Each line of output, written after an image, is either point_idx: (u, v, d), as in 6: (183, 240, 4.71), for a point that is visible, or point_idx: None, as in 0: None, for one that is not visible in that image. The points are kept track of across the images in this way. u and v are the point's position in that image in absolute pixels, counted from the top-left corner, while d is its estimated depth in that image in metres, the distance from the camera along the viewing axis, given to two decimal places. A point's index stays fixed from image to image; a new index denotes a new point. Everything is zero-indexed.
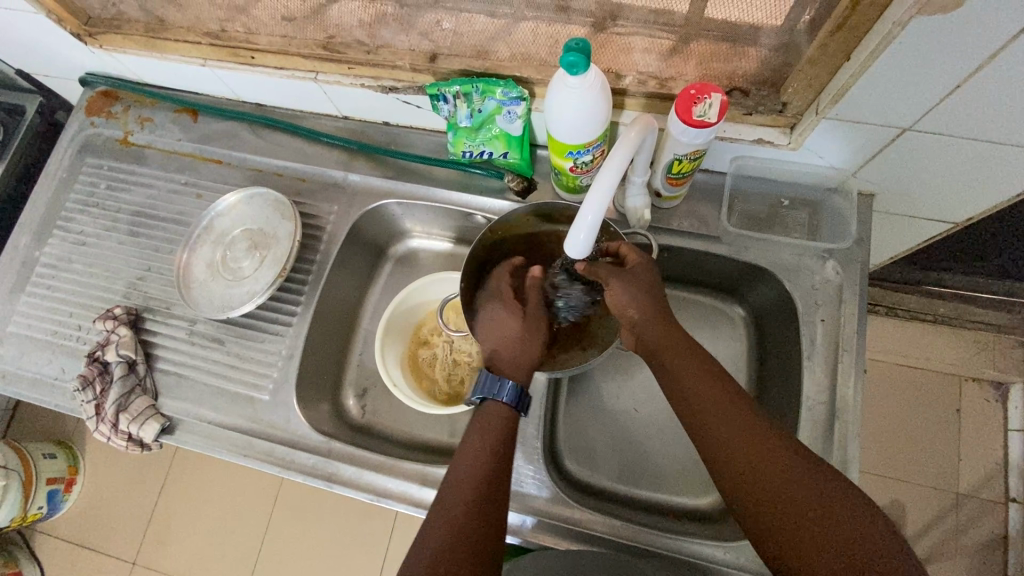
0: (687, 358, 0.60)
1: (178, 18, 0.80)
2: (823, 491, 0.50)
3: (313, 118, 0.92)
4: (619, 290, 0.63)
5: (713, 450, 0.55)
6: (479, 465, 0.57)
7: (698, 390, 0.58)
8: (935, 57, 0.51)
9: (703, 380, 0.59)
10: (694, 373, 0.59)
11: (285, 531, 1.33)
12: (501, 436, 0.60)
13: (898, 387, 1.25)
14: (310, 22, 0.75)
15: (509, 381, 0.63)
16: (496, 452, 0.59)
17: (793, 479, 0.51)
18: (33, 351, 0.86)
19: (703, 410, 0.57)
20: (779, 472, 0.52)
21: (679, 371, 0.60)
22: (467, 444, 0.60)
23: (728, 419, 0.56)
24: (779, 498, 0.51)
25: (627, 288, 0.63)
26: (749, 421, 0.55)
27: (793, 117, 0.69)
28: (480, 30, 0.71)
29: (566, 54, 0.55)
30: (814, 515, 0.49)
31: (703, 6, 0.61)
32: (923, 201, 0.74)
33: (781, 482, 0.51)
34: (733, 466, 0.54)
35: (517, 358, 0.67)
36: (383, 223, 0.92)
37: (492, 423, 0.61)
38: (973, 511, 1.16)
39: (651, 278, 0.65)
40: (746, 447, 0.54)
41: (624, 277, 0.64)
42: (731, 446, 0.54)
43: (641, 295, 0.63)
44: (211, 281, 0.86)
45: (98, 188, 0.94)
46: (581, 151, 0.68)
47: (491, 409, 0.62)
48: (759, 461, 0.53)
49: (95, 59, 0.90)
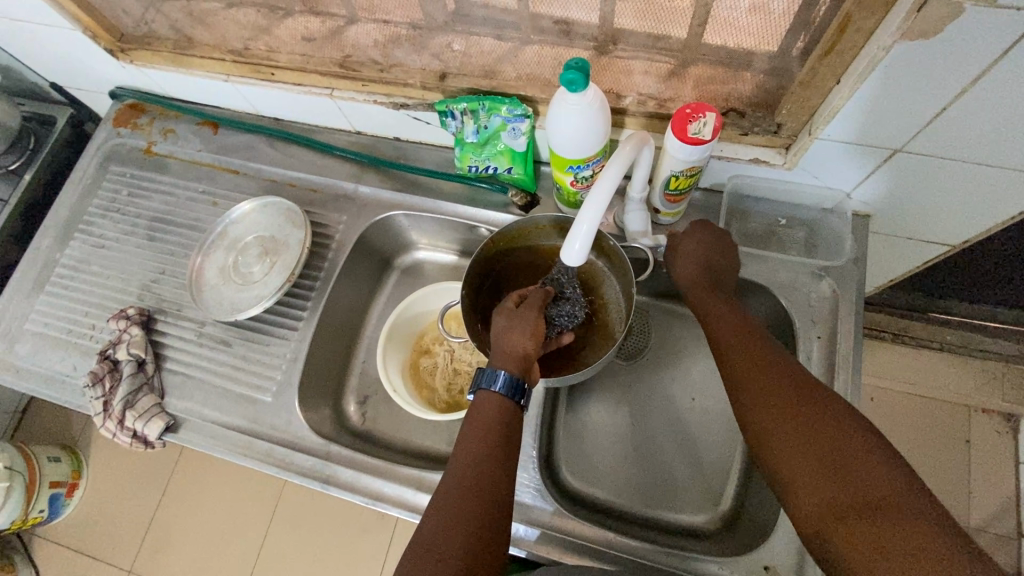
0: (727, 318, 0.64)
1: (206, 36, 0.85)
2: (859, 449, 0.49)
3: (328, 133, 0.96)
4: (679, 268, 0.72)
5: (750, 405, 0.57)
6: (484, 441, 0.59)
7: (735, 351, 0.61)
8: (919, 82, 0.54)
9: (735, 335, 0.62)
10: (737, 335, 0.62)
11: (282, 544, 1.33)
12: (499, 423, 0.61)
13: (905, 416, 1.23)
14: (329, 42, 0.80)
15: (500, 371, 0.63)
16: (492, 447, 0.58)
17: (826, 438, 0.50)
18: (47, 348, 0.89)
19: (739, 366, 0.59)
20: (797, 415, 0.53)
21: (724, 331, 0.63)
22: (464, 434, 0.60)
23: (760, 373, 0.57)
24: (813, 454, 0.50)
25: (701, 252, 0.72)
26: (776, 371, 0.57)
27: (787, 138, 0.70)
28: (488, 52, 0.75)
29: (566, 72, 0.58)
30: (832, 458, 0.49)
31: (700, 32, 0.65)
32: (920, 222, 0.75)
33: (816, 437, 0.51)
34: (765, 420, 0.55)
35: (510, 346, 0.66)
36: (391, 234, 0.95)
37: (490, 412, 0.61)
38: (984, 546, 1.13)
39: (707, 245, 0.72)
40: (776, 398, 0.55)
41: (677, 249, 0.74)
42: (766, 401, 0.55)
43: (688, 263, 0.72)
44: (223, 285, 0.88)
45: (120, 195, 0.98)
46: (581, 166, 0.70)
47: (483, 400, 0.62)
48: (785, 414, 0.53)
49: (127, 74, 0.95)
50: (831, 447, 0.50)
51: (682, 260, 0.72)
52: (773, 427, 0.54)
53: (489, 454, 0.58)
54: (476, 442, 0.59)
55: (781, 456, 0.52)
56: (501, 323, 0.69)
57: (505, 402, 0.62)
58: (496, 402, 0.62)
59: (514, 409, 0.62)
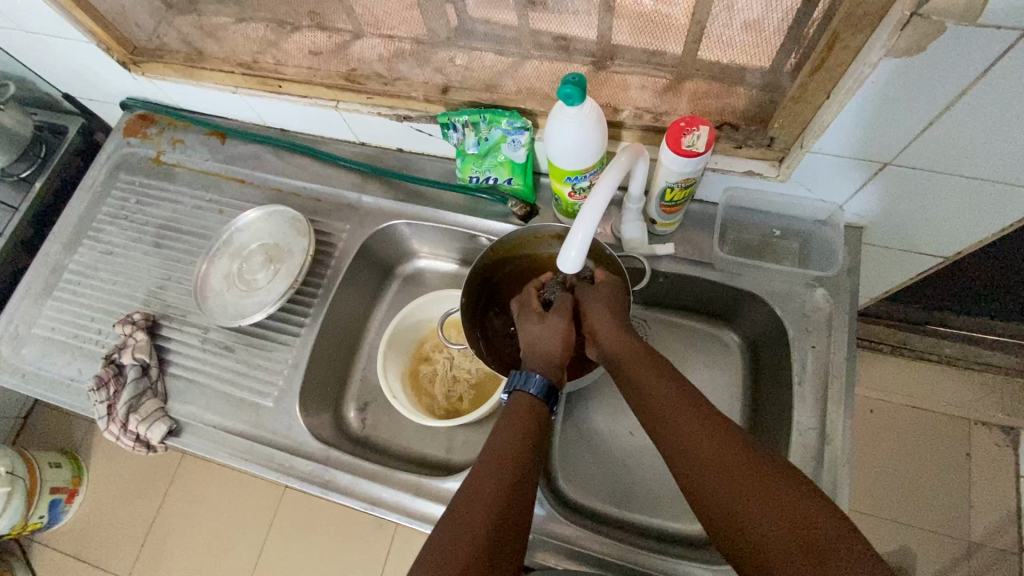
0: (642, 357, 0.63)
1: (216, 49, 0.87)
2: (791, 499, 0.49)
3: (332, 143, 0.98)
4: (598, 328, 0.67)
5: (659, 433, 0.58)
6: (521, 439, 0.59)
7: (650, 384, 0.61)
8: (901, 101, 0.56)
9: (649, 374, 0.61)
10: (653, 375, 0.61)
11: (282, 552, 1.33)
12: (531, 425, 0.61)
13: (904, 428, 1.23)
14: (335, 56, 0.82)
15: (535, 374, 0.65)
16: (526, 443, 0.59)
17: (752, 489, 0.50)
18: (53, 352, 0.90)
19: (652, 397, 0.60)
20: (726, 470, 0.52)
21: (639, 375, 0.62)
22: (500, 429, 0.61)
23: (673, 404, 0.58)
24: (730, 492, 0.51)
25: (610, 305, 0.68)
26: (700, 420, 0.56)
27: (780, 151, 0.72)
28: (490, 66, 0.78)
29: (564, 86, 0.60)
30: (761, 508, 0.49)
31: (695, 49, 0.68)
32: (911, 234, 0.76)
33: (735, 486, 0.51)
34: (692, 469, 0.54)
35: (548, 353, 0.67)
36: (393, 243, 0.96)
37: (526, 413, 0.62)
38: (985, 560, 1.13)
39: (613, 297, 0.69)
40: (690, 425, 0.56)
41: (595, 302, 0.69)
42: (673, 429, 0.57)
43: (607, 315, 0.67)
44: (227, 291, 0.90)
45: (129, 203, 1.00)
46: (579, 178, 0.72)
47: (522, 402, 0.63)
48: (717, 467, 0.53)
49: (138, 86, 0.98)
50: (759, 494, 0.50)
51: (601, 324, 0.67)
52: (687, 454, 0.55)
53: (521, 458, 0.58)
54: (511, 438, 0.59)
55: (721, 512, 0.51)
56: (534, 329, 0.68)
57: (537, 406, 0.64)
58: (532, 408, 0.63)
59: (545, 412, 0.64)
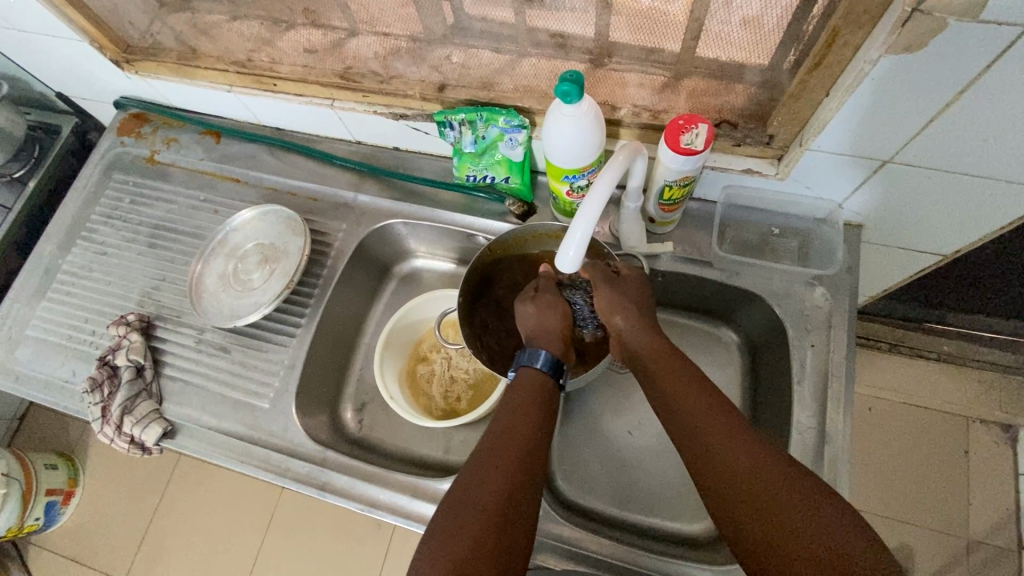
0: (667, 362, 0.62)
1: (210, 48, 0.86)
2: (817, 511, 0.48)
3: (328, 143, 0.97)
4: (623, 326, 0.66)
5: (682, 437, 0.57)
6: (531, 416, 0.59)
7: (676, 387, 0.60)
8: (903, 98, 0.56)
9: (676, 379, 0.60)
10: (680, 379, 0.60)
11: (278, 553, 1.32)
12: (536, 400, 0.61)
13: (904, 426, 1.23)
14: (330, 54, 0.81)
15: (541, 350, 0.64)
16: (535, 420, 0.59)
17: (779, 498, 0.50)
18: (47, 353, 0.90)
19: (674, 401, 0.59)
20: (752, 478, 0.52)
21: (659, 374, 0.62)
22: (504, 403, 0.61)
23: (700, 409, 0.57)
24: (756, 500, 0.50)
25: (634, 298, 0.67)
26: (726, 427, 0.55)
27: (778, 149, 0.71)
28: (487, 64, 0.77)
29: (561, 84, 0.59)
30: (785, 518, 0.49)
31: (694, 46, 0.67)
32: (910, 233, 0.76)
33: (760, 492, 0.51)
34: (716, 475, 0.53)
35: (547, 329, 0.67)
36: (390, 242, 0.96)
37: (530, 389, 0.62)
38: (983, 559, 1.12)
39: (639, 290, 0.69)
40: (716, 433, 0.55)
41: (620, 297, 0.67)
42: (699, 435, 0.56)
43: (636, 312, 0.66)
44: (222, 291, 0.89)
45: (123, 203, 0.99)
46: (577, 176, 0.71)
47: (526, 376, 0.64)
48: (743, 475, 0.52)
49: (132, 84, 0.96)
50: (784, 505, 0.49)
51: (626, 312, 0.66)
52: (707, 459, 0.54)
53: (525, 432, 0.58)
54: (520, 417, 0.59)
55: (743, 520, 0.51)
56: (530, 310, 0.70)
57: (548, 382, 0.63)
58: (536, 382, 0.63)
59: (554, 389, 0.64)
